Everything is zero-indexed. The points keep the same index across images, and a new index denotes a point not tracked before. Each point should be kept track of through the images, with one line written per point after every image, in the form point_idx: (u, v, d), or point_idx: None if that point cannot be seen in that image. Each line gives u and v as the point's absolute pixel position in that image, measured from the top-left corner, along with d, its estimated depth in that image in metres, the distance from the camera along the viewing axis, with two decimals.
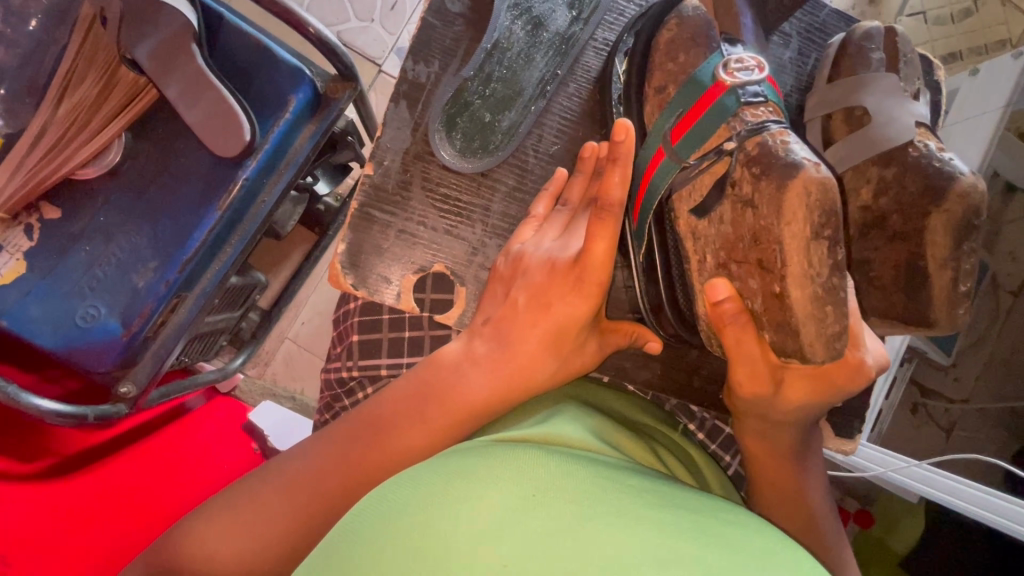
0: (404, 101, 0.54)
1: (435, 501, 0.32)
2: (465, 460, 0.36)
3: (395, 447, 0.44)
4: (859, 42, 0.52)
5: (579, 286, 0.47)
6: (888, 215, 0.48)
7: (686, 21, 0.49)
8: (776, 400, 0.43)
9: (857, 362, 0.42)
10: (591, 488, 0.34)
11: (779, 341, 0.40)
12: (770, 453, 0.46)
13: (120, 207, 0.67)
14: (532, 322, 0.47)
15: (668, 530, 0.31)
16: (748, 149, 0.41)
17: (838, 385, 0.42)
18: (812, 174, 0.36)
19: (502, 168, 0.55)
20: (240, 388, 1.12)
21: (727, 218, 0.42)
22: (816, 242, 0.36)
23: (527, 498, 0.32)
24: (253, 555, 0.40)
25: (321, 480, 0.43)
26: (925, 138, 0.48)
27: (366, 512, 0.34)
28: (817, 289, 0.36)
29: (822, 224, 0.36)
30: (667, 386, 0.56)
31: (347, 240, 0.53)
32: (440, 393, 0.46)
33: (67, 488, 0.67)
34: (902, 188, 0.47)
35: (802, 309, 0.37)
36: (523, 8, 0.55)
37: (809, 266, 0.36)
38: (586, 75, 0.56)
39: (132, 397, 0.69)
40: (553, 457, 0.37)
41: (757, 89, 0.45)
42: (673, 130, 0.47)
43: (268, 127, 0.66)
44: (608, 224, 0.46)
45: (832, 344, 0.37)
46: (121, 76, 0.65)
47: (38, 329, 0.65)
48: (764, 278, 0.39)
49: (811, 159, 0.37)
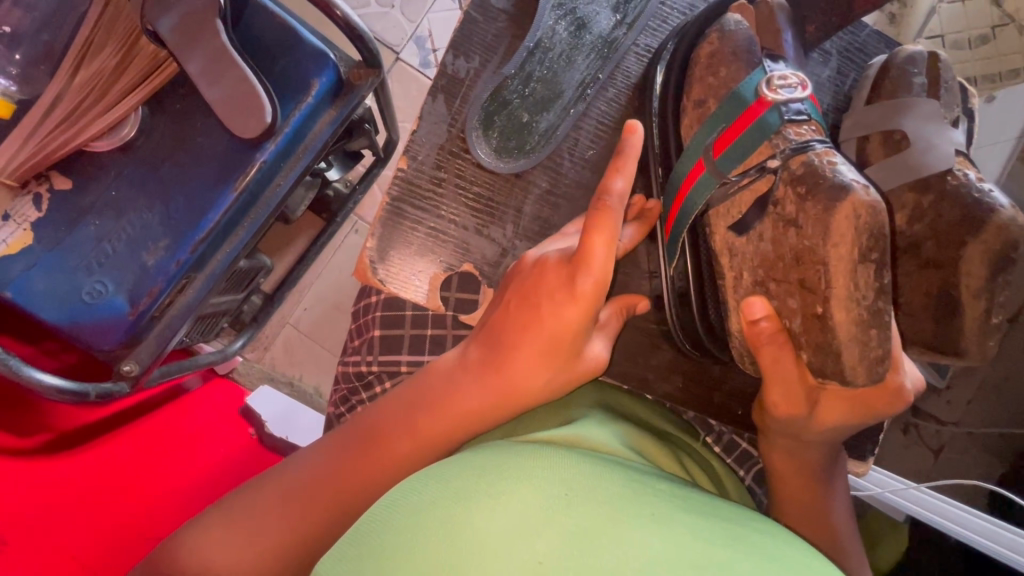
0: (441, 95, 0.53)
1: (468, 527, 0.32)
2: (499, 457, 0.39)
3: (419, 437, 0.44)
4: (902, 65, 0.52)
5: (569, 287, 0.45)
6: (922, 241, 0.49)
7: (729, 35, 0.49)
8: (810, 421, 0.44)
9: (897, 386, 0.42)
10: (626, 493, 0.37)
11: (815, 360, 0.41)
12: (797, 470, 0.46)
13: (132, 182, 0.65)
14: (523, 327, 0.46)
15: (704, 535, 0.34)
16: (792, 168, 0.42)
17: (876, 409, 0.43)
18: (862, 197, 0.37)
19: (537, 170, 0.54)
20: (238, 372, 1.11)
21: (768, 235, 0.43)
22: (863, 265, 0.37)
23: (564, 496, 0.35)
24: (277, 544, 0.41)
25: (346, 474, 0.43)
26: (965, 167, 0.49)
27: (409, 530, 0.33)
28: (862, 312, 0.37)
29: (869, 247, 0.37)
30: (689, 399, 0.55)
31: (376, 236, 0.53)
32: (433, 399, 0.46)
33: (66, 467, 0.66)
34: (937, 216, 0.48)
35: (846, 331, 0.38)
36: (567, 9, 0.54)
37: (855, 288, 0.37)
38: (626, 81, 0.55)
39: (133, 376, 0.67)
40: (587, 459, 0.40)
41: (800, 107, 0.45)
42: (714, 144, 0.47)
43: (289, 110, 0.65)
44: (606, 218, 0.45)
45: (874, 369, 0.38)
46: (141, 48, 0.64)
47: (42, 303, 0.63)
48: (805, 298, 0.40)
49: (860, 181, 0.38)
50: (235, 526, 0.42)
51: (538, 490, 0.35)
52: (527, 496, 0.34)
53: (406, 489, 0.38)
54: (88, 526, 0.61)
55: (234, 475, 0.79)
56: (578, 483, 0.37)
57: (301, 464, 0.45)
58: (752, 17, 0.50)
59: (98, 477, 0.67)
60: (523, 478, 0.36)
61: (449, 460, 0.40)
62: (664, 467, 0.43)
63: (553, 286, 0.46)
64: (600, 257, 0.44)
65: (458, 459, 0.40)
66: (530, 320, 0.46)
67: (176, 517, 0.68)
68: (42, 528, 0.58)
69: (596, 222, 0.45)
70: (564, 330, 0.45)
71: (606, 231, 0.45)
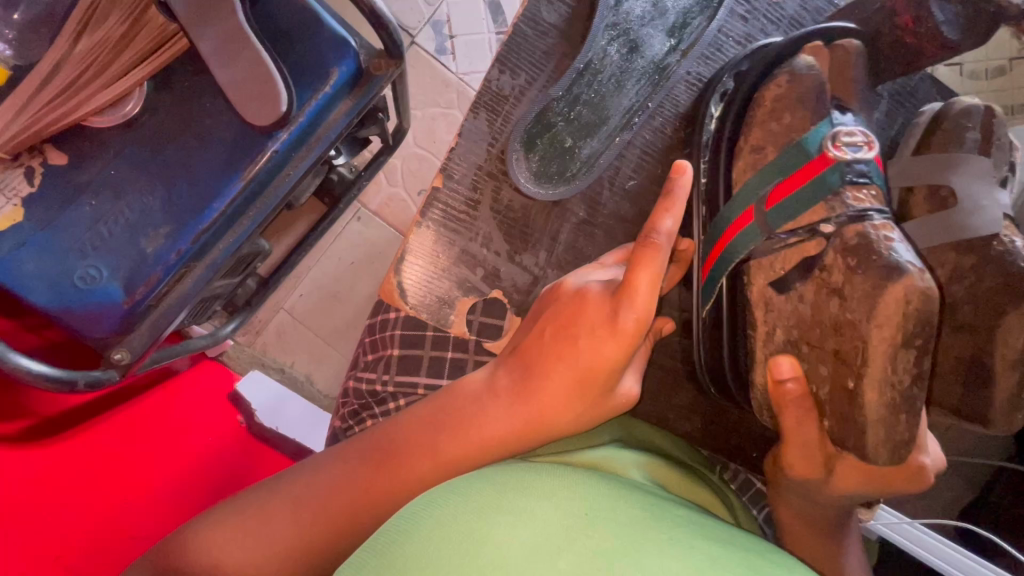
0: (483, 112, 0.56)
1: (480, 549, 0.31)
2: (520, 473, 0.39)
3: (440, 463, 0.43)
4: (957, 118, 0.55)
5: (611, 323, 0.44)
6: (960, 303, 0.54)
7: (800, 78, 0.51)
8: (825, 485, 0.48)
9: (918, 467, 0.46)
10: (644, 516, 0.37)
11: (838, 431, 0.46)
12: (805, 523, 0.50)
13: (133, 162, 0.61)
14: (556, 358, 0.45)
15: (721, 562, 0.34)
16: (846, 237, 0.46)
17: (894, 484, 0.46)
18: (917, 283, 0.42)
19: (575, 199, 0.56)
20: (228, 354, 1.08)
21: (810, 298, 0.48)
22: (905, 349, 0.42)
23: (583, 517, 0.34)
24: (290, 552, 0.41)
25: (360, 492, 0.43)
26: (1011, 233, 0.53)
27: (432, 544, 0.32)
28: (895, 397, 0.42)
29: (914, 333, 0.42)
30: (706, 440, 0.60)
31: (405, 259, 0.54)
32: (458, 422, 0.45)
33: (55, 449, 0.63)
34: (979, 280, 0.53)
35: (876, 413, 0.43)
36: (621, 30, 0.57)
37: (893, 371, 0.42)
38: (674, 109, 0.58)
39: (126, 364, 0.62)
40: (607, 482, 0.40)
41: (863, 168, 0.49)
42: (769, 195, 0.50)
43: (305, 99, 0.61)
44: (652, 255, 0.43)
45: (896, 450, 0.43)
46: (150, 17, 0.59)
47: (32, 285, 0.59)
48: (838, 369, 0.46)
49: (914, 264, 0.43)
50: (243, 525, 0.42)
51: (557, 507, 0.35)
52: (548, 514, 0.34)
53: (430, 501, 0.37)
54: (79, 515, 0.59)
55: (218, 468, 0.77)
56: (599, 502, 0.37)
57: (315, 480, 0.44)
58: (826, 61, 0.52)
59: (90, 460, 0.64)
60: (544, 495, 0.36)
61: (470, 475, 0.40)
62: (680, 497, 0.44)
63: (594, 322, 0.45)
64: (645, 293, 0.43)
65: (481, 473, 0.40)
66: (562, 355, 0.45)
67: (162, 515, 0.66)
68: (33, 512, 0.56)
69: (641, 257, 0.43)
70: (598, 369, 0.44)
71: (652, 266, 0.43)
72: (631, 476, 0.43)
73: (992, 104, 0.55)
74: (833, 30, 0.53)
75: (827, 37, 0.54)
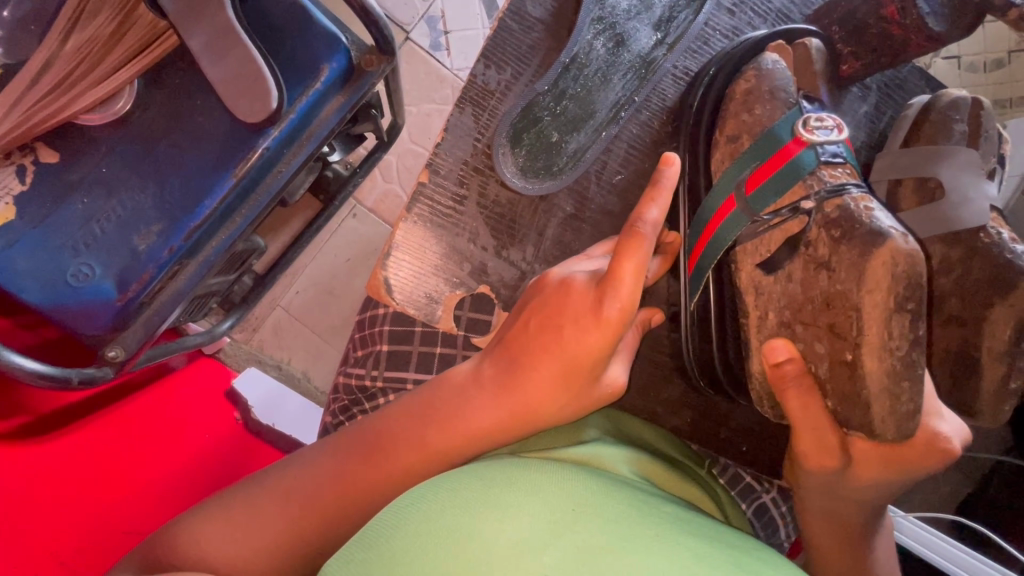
0: (469, 107, 0.56)
1: (465, 545, 0.31)
2: (509, 469, 0.39)
3: (426, 458, 0.44)
4: (944, 110, 0.55)
5: (596, 313, 0.44)
6: (948, 296, 0.55)
7: (765, 74, 0.52)
8: (844, 475, 0.48)
9: (932, 433, 0.46)
10: (632, 511, 0.37)
11: (843, 411, 0.47)
12: (833, 526, 0.49)
13: (125, 159, 0.61)
14: (542, 351, 0.45)
15: (708, 560, 0.34)
16: (828, 211, 0.47)
17: (910, 462, 0.46)
18: (900, 245, 0.42)
19: (563, 193, 0.56)
20: (224, 351, 1.08)
21: (798, 275, 0.49)
22: (898, 313, 0.42)
23: (571, 511, 0.35)
24: (280, 546, 0.41)
25: (346, 489, 0.43)
26: (998, 225, 0.53)
27: (420, 541, 0.32)
28: (894, 363, 0.42)
29: (906, 297, 0.42)
30: (695, 434, 0.60)
31: (391, 258, 0.54)
32: (442, 415, 0.45)
33: (59, 445, 0.63)
34: (966, 272, 0.53)
35: (878, 384, 0.43)
36: (606, 24, 0.57)
37: (889, 337, 0.42)
38: (661, 103, 0.58)
39: (120, 362, 0.61)
40: (598, 478, 0.41)
41: (835, 150, 0.50)
42: (748, 180, 0.51)
43: (295, 95, 0.61)
44: (637, 245, 0.44)
45: (903, 424, 0.43)
46: (140, 16, 0.59)
47: (25, 283, 0.59)
48: (834, 344, 0.46)
49: (896, 229, 0.44)
50: (232, 519, 0.42)
51: (546, 504, 0.35)
52: (536, 510, 0.34)
53: (417, 496, 0.37)
54: (75, 513, 0.59)
55: (215, 468, 0.77)
56: (587, 497, 0.37)
57: (304, 475, 0.44)
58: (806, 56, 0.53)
59: (88, 457, 0.64)
60: (532, 491, 0.36)
61: (461, 470, 0.40)
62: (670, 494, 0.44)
63: (579, 310, 0.45)
64: (630, 285, 0.43)
65: (475, 470, 0.40)
66: (548, 347, 0.45)
67: (156, 514, 0.66)
68: (33, 508, 0.56)
69: (626, 248, 0.44)
70: (584, 361, 0.44)
71: (636, 257, 0.44)
72: (620, 473, 0.43)
73: (981, 97, 0.55)
74: (793, 30, 0.56)
75: (789, 37, 0.56)
